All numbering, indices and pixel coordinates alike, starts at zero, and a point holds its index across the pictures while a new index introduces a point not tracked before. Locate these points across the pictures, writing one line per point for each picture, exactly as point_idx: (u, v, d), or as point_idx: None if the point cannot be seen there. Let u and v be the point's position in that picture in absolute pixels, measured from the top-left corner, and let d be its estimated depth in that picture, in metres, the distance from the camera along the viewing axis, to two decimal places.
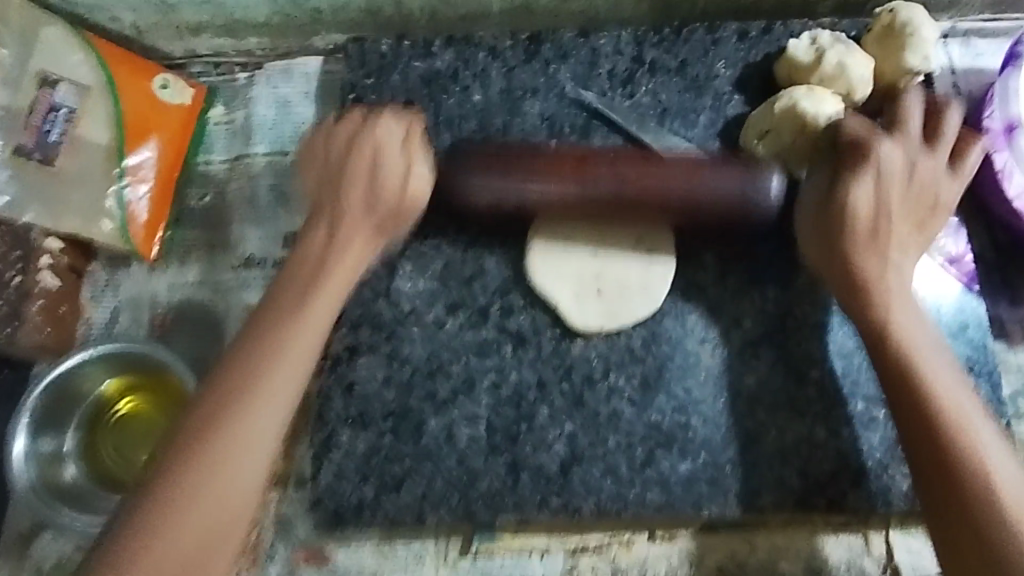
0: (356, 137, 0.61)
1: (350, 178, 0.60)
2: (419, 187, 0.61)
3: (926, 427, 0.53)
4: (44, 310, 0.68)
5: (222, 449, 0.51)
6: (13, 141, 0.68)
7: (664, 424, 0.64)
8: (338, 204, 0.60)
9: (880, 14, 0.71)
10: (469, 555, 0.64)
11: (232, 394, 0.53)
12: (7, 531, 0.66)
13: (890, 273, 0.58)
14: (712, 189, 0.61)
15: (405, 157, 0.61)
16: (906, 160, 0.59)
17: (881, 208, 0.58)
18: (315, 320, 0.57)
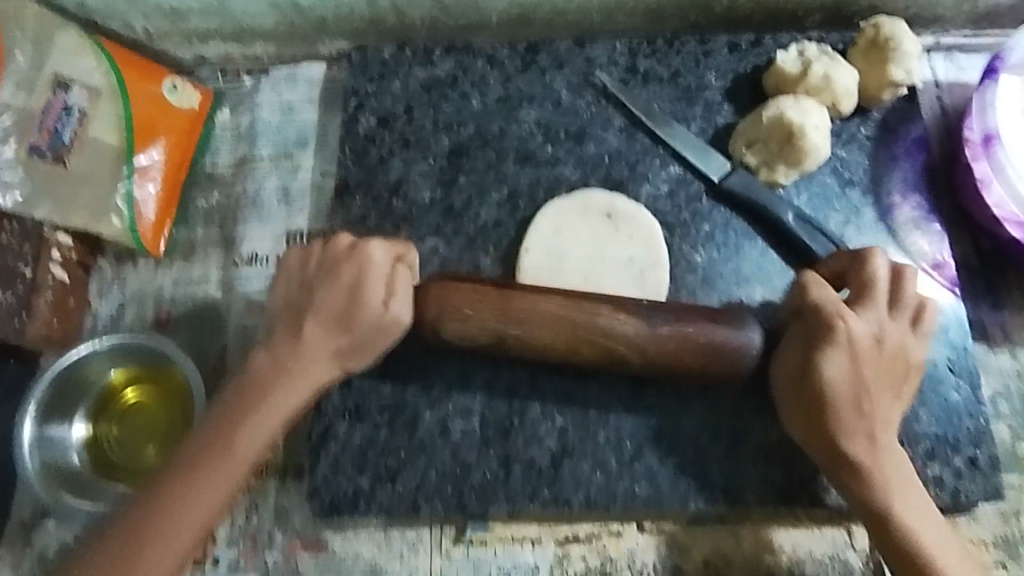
0: (340, 258, 0.63)
1: (334, 295, 0.62)
2: (397, 316, 0.60)
3: (883, 523, 0.59)
4: (53, 304, 0.70)
5: (179, 519, 0.56)
6: (25, 141, 0.69)
7: (653, 420, 0.66)
8: (324, 307, 0.61)
9: (866, 27, 0.73)
10: (461, 545, 0.66)
11: (207, 459, 0.57)
12: (9, 519, 0.67)
13: (879, 415, 0.60)
14: (707, 333, 0.60)
15: (387, 288, 0.61)
16: (875, 332, 0.61)
17: (856, 377, 0.60)
18: (286, 400, 0.60)
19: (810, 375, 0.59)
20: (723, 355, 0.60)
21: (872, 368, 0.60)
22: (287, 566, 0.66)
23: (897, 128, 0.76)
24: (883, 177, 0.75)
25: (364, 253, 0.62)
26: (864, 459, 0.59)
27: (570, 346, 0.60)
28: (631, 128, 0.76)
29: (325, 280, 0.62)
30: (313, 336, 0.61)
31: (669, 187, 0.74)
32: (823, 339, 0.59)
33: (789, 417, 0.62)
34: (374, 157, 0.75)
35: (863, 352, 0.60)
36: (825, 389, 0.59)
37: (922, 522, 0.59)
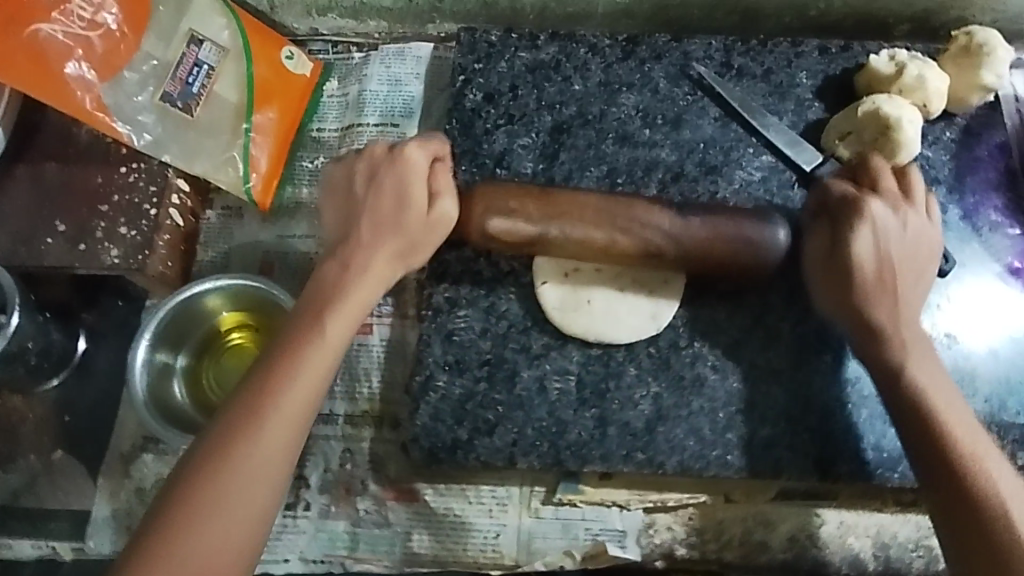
0: (381, 164, 0.61)
1: (382, 201, 0.60)
2: (444, 212, 0.62)
3: (921, 407, 0.56)
4: (169, 243, 0.73)
5: (265, 434, 0.51)
6: (161, 89, 0.73)
7: (744, 392, 0.67)
8: (373, 213, 0.61)
9: (957, 35, 0.77)
10: (551, 505, 0.67)
11: (236, 434, 0.51)
12: (110, 449, 0.70)
13: (901, 292, 0.61)
14: (732, 229, 0.64)
15: (429, 188, 0.62)
16: (895, 220, 0.63)
17: (883, 262, 0.61)
18: (311, 382, 0.54)
19: (840, 252, 0.62)
20: (747, 246, 0.64)
21: (895, 250, 0.62)
22: (379, 514, 0.67)
23: (980, 132, 0.79)
24: (965, 177, 0.77)
25: (403, 158, 0.61)
26: (914, 362, 0.58)
27: (609, 248, 0.64)
28: (725, 118, 0.79)
29: (375, 177, 0.61)
30: (366, 242, 0.60)
31: (762, 175, 0.77)
32: (850, 215, 0.62)
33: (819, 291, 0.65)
34: (479, 131, 0.79)
35: (890, 236, 0.62)
36: (853, 259, 0.61)
37: (957, 412, 0.56)
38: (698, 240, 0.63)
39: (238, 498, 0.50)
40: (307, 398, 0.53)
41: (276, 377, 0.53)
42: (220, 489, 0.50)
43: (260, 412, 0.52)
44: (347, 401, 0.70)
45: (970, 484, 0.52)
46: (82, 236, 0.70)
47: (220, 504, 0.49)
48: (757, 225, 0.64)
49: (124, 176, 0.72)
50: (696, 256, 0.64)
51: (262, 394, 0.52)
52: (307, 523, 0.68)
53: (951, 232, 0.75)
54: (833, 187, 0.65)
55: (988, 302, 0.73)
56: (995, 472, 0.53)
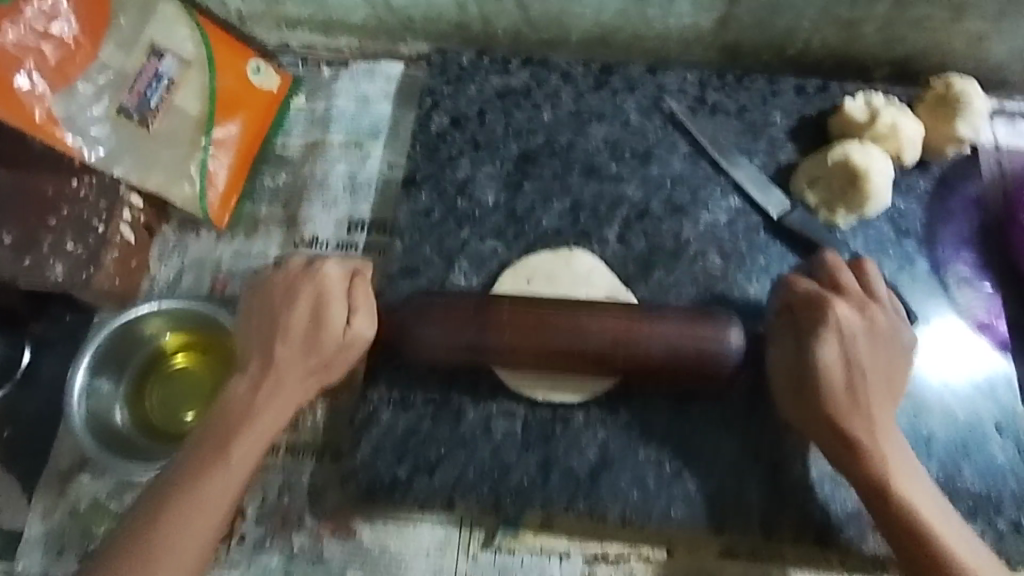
0: (295, 278, 0.61)
1: (296, 317, 0.59)
2: (359, 331, 0.60)
3: (884, 492, 0.56)
4: (117, 261, 0.73)
5: (176, 530, 0.52)
6: (117, 101, 0.72)
7: (694, 443, 0.66)
8: (288, 332, 0.59)
9: (935, 82, 0.75)
10: (488, 548, 0.65)
11: (175, 493, 0.54)
12: (47, 467, 0.69)
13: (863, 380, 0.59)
14: (662, 333, 0.60)
15: (347, 305, 0.60)
16: (863, 318, 0.60)
17: (851, 372, 0.58)
18: (247, 451, 0.56)
19: (804, 359, 0.59)
20: (700, 355, 0.61)
21: (868, 375, 0.59)
22: (314, 549, 0.65)
23: (955, 183, 0.77)
24: (937, 229, 0.75)
25: (320, 274, 0.61)
26: (884, 447, 0.57)
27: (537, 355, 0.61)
28: (695, 156, 0.77)
29: (283, 305, 0.60)
30: (285, 364, 0.59)
31: (729, 217, 0.75)
32: (814, 335, 0.59)
33: (775, 358, 0.62)
34: (443, 157, 0.77)
35: (858, 338, 0.59)
36: (819, 372, 0.58)
37: (920, 488, 0.56)
38: (652, 350, 0.61)
39: (177, 556, 0.52)
40: (221, 493, 0.54)
41: (194, 472, 0.54)
42: (157, 552, 0.52)
43: (172, 504, 0.53)
44: (289, 430, 0.69)
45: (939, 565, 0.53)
46: (27, 249, 0.68)
47: (160, 567, 0.52)
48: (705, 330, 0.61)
49: (75, 190, 0.71)
50: (659, 360, 0.61)
51: (177, 488, 0.54)
52: (240, 555, 0.66)
53: (920, 286, 0.73)
54: (795, 285, 0.62)
55: (952, 362, 0.71)
56: (962, 554, 0.53)
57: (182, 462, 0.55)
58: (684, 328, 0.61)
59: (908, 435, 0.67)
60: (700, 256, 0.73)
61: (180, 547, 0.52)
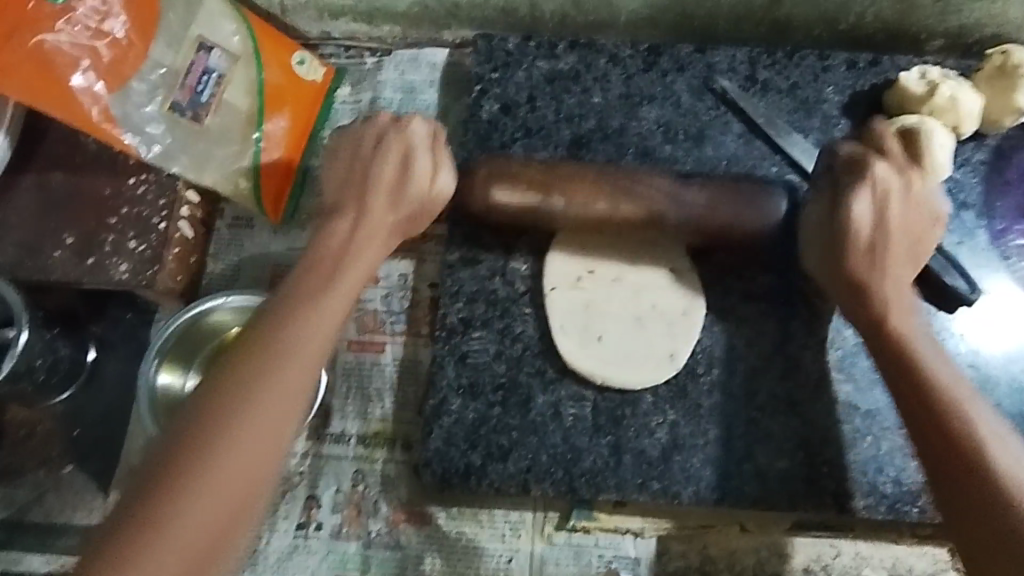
0: (384, 131, 0.64)
1: (386, 167, 0.63)
2: (444, 183, 0.64)
3: (916, 381, 0.55)
4: (178, 258, 0.72)
5: (232, 455, 0.49)
6: (170, 97, 0.71)
7: (763, 421, 0.66)
8: (376, 177, 0.63)
9: (992, 54, 0.74)
10: (564, 530, 0.67)
11: (232, 395, 0.51)
12: (119, 465, 0.69)
13: (892, 278, 0.60)
14: (723, 209, 0.65)
15: (431, 161, 0.64)
16: (902, 182, 0.61)
17: (881, 225, 0.60)
18: (317, 340, 0.55)
19: (838, 216, 0.60)
20: (749, 209, 0.65)
21: (897, 211, 0.60)
22: (390, 536, 0.66)
23: (1011, 155, 0.76)
24: (994, 202, 0.75)
25: (404, 128, 0.63)
26: (896, 300, 0.59)
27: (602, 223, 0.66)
28: (749, 134, 0.77)
29: (371, 161, 0.63)
30: (371, 202, 0.62)
31: (785, 195, 0.74)
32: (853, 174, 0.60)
33: (822, 266, 0.63)
34: (495, 144, 0.77)
35: (892, 201, 0.60)
36: (853, 221, 0.60)
37: (978, 405, 0.54)
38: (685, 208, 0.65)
39: (235, 454, 0.49)
40: (274, 415, 0.51)
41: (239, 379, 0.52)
42: (209, 462, 0.48)
43: (222, 428, 0.50)
44: (359, 421, 0.69)
45: (990, 501, 0.50)
46: (89, 249, 0.68)
47: (218, 471, 0.48)
48: (750, 194, 0.65)
49: (132, 188, 0.71)
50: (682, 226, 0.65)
51: (220, 425, 0.50)
52: (318, 544, 0.66)
53: (982, 257, 0.73)
54: (839, 149, 0.62)
55: (1013, 330, 0.71)
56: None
57: (245, 358, 0.53)
58: (738, 196, 0.65)
59: None
60: None
61: (242, 447, 0.50)
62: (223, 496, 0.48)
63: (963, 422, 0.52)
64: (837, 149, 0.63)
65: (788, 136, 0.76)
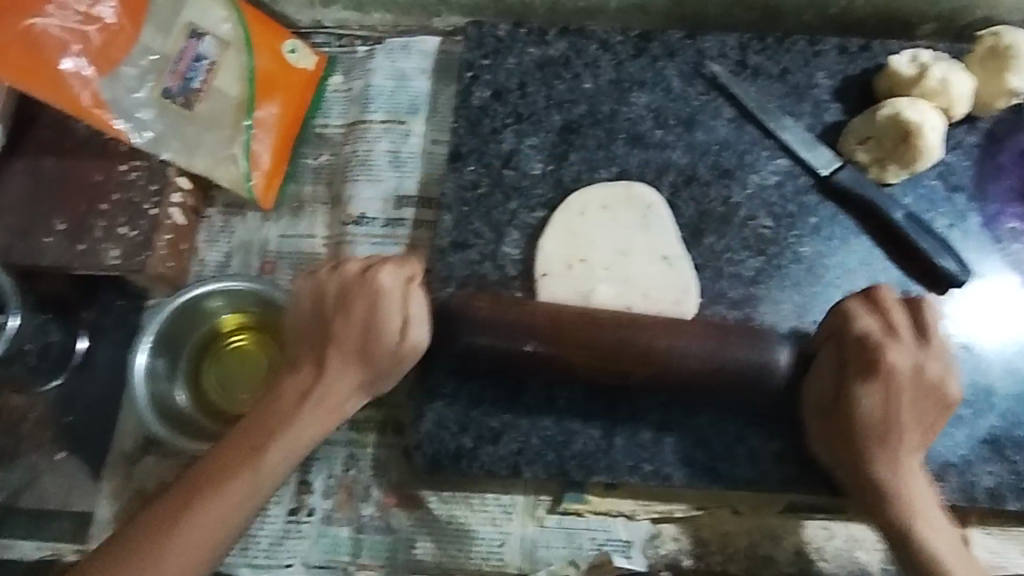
0: (351, 288, 0.61)
1: (352, 326, 0.61)
2: (415, 341, 0.61)
3: (877, 485, 0.58)
4: (169, 243, 0.72)
5: (176, 559, 0.53)
6: (160, 83, 0.71)
7: (755, 403, 0.66)
8: (345, 337, 0.61)
9: (983, 36, 0.74)
10: (556, 514, 0.66)
11: (203, 497, 0.55)
12: (111, 450, 0.69)
13: (901, 440, 0.58)
14: (724, 352, 0.60)
15: (404, 312, 0.61)
16: (913, 366, 0.58)
17: (887, 415, 0.58)
18: (296, 436, 0.59)
19: (845, 404, 0.59)
20: (751, 370, 0.60)
21: (908, 403, 0.58)
22: (382, 520, 0.66)
23: (1003, 137, 0.76)
24: (987, 184, 0.75)
25: (375, 280, 0.61)
26: (901, 352, 0.58)
27: (602, 360, 0.61)
28: (740, 119, 0.77)
29: (352, 293, 0.61)
30: (330, 362, 0.61)
31: (777, 179, 0.75)
32: (865, 373, 0.58)
33: (816, 433, 0.62)
34: (486, 130, 0.77)
35: (902, 382, 0.58)
36: (855, 414, 0.58)
37: (933, 524, 0.56)
38: (681, 362, 0.60)
39: (207, 516, 0.55)
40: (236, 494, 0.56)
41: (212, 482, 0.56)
42: (155, 562, 0.53)
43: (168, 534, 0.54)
44: None
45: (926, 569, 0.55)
46: (80, 235, 0.69)
47: (160, 570, 0.53)
48: (748, 347, 0.60)
49: (123, 174, 0.71)
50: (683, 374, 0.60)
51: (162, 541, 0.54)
52: (310, 529, 0.66)
53: (974, 241, 0.73)
54: (854, 321, 0.59)
55: (1005, 312, 0.71)
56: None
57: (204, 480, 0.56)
58: (730, 342, 0.60)
59: (966, 388, 0.68)
60: (750, 220, 0.73)
61: (213, 509, 0.55)
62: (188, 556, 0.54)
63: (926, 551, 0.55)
64: (847, 307, 0.61)
65: (780, 120, 0.76)
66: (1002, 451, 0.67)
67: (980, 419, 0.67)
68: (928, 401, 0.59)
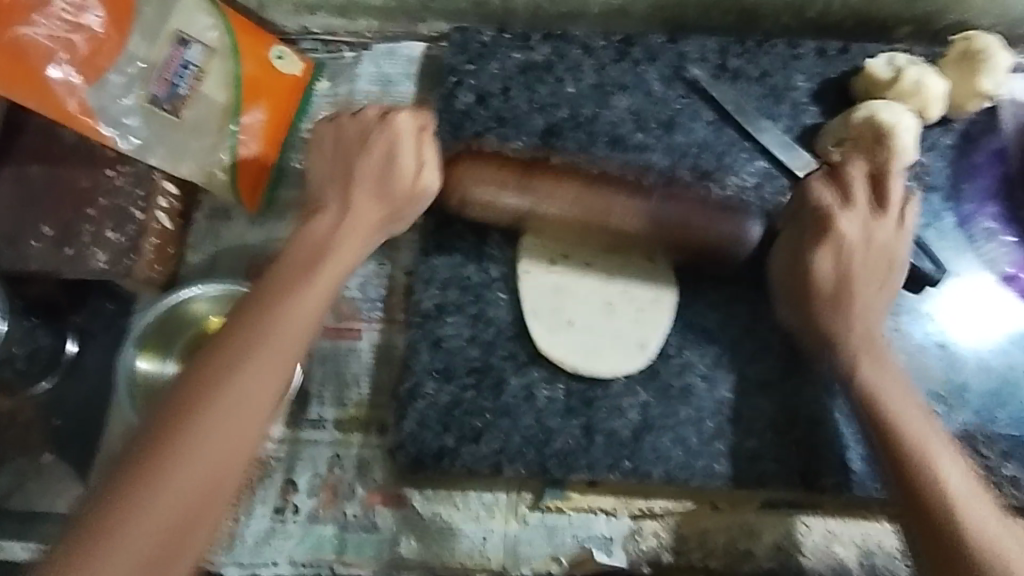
0: (371, 131, 0.64)
1: (369, 163, 0.62)
2: (428, 181, 0.64)
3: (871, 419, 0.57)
4: (156, 248, 0.73)
5: (170, 487, 0.47)
6: (147, 90, 0.72)
7: (733, 400, 0.67)
8: (355, 212, 0.62)
9: (956, 40, 0.75)
10: (538, 512, 0.67)
11: (212, 382, 0.51)
12: (98, 452, 0.70)
13: (863, 360, 0.60)
14: (692, 219, 0.65)
15: (417, 157, 0.64)
16: (863, 233, 0.62)
17: (841, 279, 0.62)
18: (318, 293, 0.57)
19: (805, 275, 0.63)
20: (715, 238, 0.65)
21: (859, 263, 0.62)
22: (365, 519, 0.67)
23: (978, 138, 0.78)
24: (962, 184, 0.76)
25: (392, 123, 0.64)
26: (858, 297, 0.62)
27: (584, 225, 0.67)
28: (719, 121, 0.78)
29: (359, 163, 0.63)
30: (332, 233, 0.61)
31: (755, 180, 0.76)
32: (816, 232, 0.62)
33: (789, 313, 0.65)
34: (470, 133, 0.78)
35: (854, 251, 0.62)
36: (813, 279, 0.62)
37: (946, 462, 0.54)
38: (641, 224, 0.66)
39: (227, 419, 0.50)
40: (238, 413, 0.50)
41: (198, 399, 0.50)
42: (173, 465, 0.48)
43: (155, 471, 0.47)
44: (335, 406, 0.70)
45: (944, 525, 0.51)
46: (67, 239, 0.70)
47: (176, 477, 0.48)
48: (715, 219, 0.65)
49: (110, 180, 0.72)
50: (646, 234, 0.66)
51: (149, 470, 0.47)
52: (295, 528, 0.67)
53: (948, 240, 0.75)
54: (812, 194, 0.64)
55: (978, 310, 0.73)
56: (976, 523, 0.51)
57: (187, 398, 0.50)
58: (703, 210, 0.65)
59: (940, 385, 0.69)
60: None
61: (230, 409, 0.50)
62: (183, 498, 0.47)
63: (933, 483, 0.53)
64: (808, 189, 0.65)
65: (758, 122, 0.77)
66: (975, 446, 0.68)
67: (954, 415, 0.69)
68: (880, 289, 0.62)
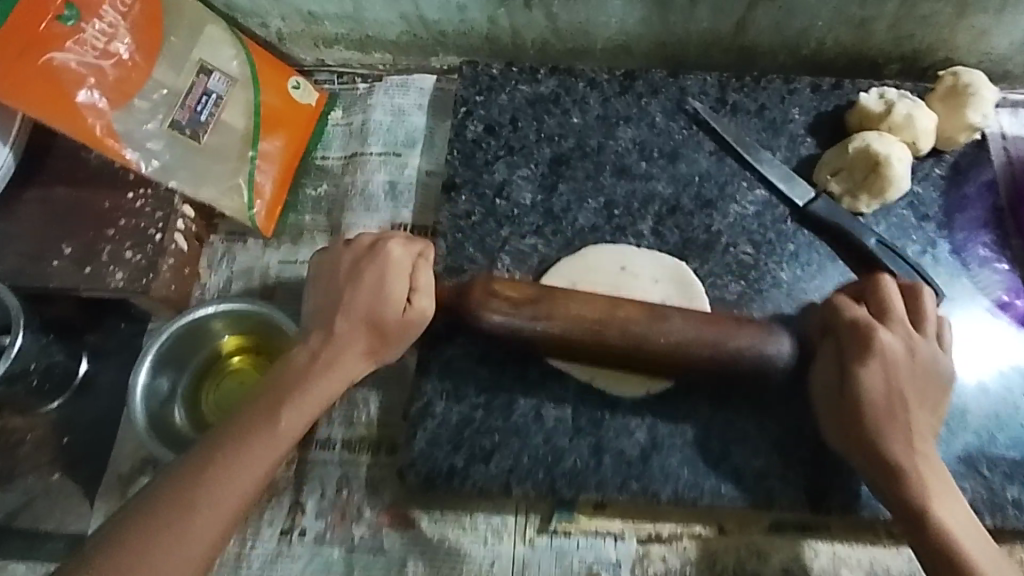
0: (362, 258, 0.64)
1: (361, 292, 0.63)
2: (422, 308, 0.63)
3: (894, 482, 0.58)
4: (173, 268, 0.74)
5: (171, 549, 0.51)
6: (170, 116, 0.74)
7: (740, 422, 0.68)
8: (352, 309, 0.63)
9: (944, 76, 0.79)
10: (545, 534, 0.68)
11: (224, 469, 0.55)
12: (107, 471, 0.70)
13: (913, 424, 0.59)
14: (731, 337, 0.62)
15: (409, 282, 0.64)
16: (906, 347, 0.61)
17: (893, 392, 0.59)
18: (322, 391, 0.60)
19: (848, 383, 0.60)
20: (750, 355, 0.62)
21: (906, 380, 0.60)
22: (374, 539, 0.67)
23: (968, 170, 0.81)
24: (954, 214, 0.79)
25: (386, 252, 0.64)
26: (912, 421, 0.60)
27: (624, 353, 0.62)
28: (720, 152, 0.81)
29: (347, 295, 0.63)
30: (341, 335, 0.62)
31: (755, 208, 0.78)
32: (861, 352, 0.60)
33: (827, 426, 0.63)
34: (479, 161, 0.81)
35: (900, 363, 0.60)
36: (863, 396, 0.60)
37: (951, 512, 0.57)
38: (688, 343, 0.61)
39: (241, 475, 0.55)
40: (243, 481, 0.55)
41: (204, 471, 0.54)
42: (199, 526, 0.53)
43: (173, 518, 0.52)
44: (345, 427, 0.71)
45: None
46: (87, 259, 0.71)
47: (186, 531, 0.52)
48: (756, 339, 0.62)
49: (131, 202, 0.74)
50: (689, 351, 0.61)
51: (166, 519, 0.52)
52: (302, 549, 0.67)
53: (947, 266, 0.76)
54: (844, 310, 0.63)
55: (972, 329, 0.75)
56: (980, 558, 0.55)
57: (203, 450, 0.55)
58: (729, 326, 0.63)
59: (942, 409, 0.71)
60: (731, 247, 0.77)
61: (238, 478, 0.55)
62: (187, 557, 0.52)
63: (939, 527, 0.56)
64: (837, 304, 0.64)
65: (758, 153, 0.80)
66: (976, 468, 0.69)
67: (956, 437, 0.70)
68: (920, 403, 0.60)
